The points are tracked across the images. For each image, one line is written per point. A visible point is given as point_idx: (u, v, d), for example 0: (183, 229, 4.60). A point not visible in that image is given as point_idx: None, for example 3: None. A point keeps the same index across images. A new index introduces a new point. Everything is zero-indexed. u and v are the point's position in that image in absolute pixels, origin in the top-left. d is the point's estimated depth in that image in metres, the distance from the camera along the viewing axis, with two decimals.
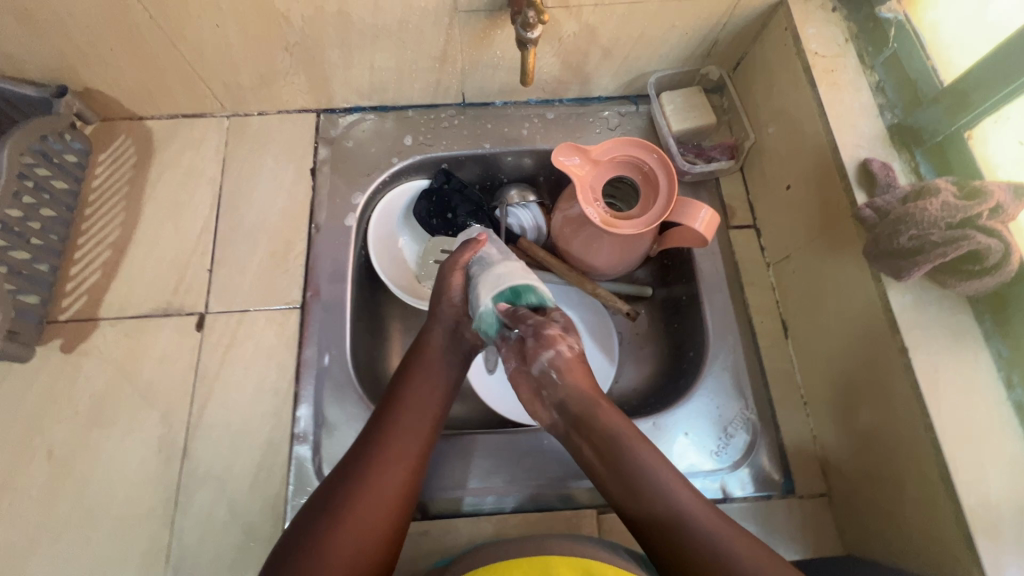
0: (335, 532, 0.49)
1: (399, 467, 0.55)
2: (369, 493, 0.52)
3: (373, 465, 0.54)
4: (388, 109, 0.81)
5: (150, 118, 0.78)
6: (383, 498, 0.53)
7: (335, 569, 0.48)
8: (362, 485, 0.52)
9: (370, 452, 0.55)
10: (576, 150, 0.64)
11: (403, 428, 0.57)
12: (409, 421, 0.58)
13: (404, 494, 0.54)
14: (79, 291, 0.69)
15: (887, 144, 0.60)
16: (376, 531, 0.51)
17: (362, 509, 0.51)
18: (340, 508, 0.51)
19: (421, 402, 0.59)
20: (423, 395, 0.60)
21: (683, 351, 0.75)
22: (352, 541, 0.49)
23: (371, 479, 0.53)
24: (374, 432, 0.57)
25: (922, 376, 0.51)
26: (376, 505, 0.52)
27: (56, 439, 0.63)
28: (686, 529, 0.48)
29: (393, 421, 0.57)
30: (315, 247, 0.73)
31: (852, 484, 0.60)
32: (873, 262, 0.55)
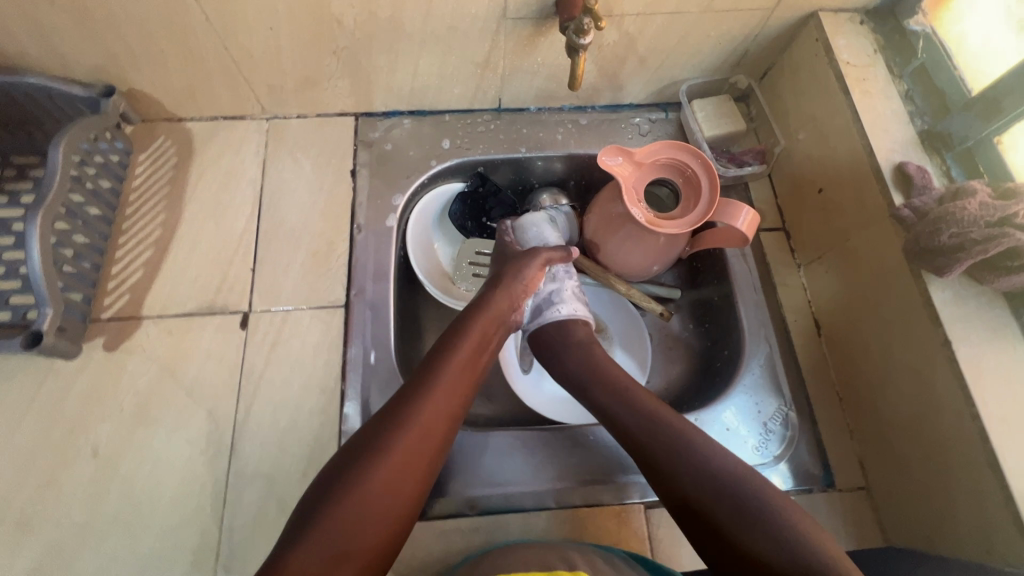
0: (375, 479, 0.50)
1: (438, 426, 0.55)
2: (407, 447, 0.52)
3: (416, 421, 0.54)
4: (425, 113, 0.82)
5: (190, 120, 0.79)
6: (420, 456, 0.53)
7: (364, 504, 0.48)
8: (402, 438, 0.52)
9: (413, 408, 0.54)
10: (620, 151, 0.66)
11: (448, 388, 0.57)
12: (452, 381, 0.58)
13: (438, 453, 0.55)
14: (122, 290, 0.69)
15: (919, 148, 0.63)
16: (411, 487, 0.52)
17: (401, 461, 0.51)
18: (380, 459, 0.51)
19: (464, 364, 0.60)
20: (469, 357, 0.61)
21: (717, 350, 0.77)
22: (387, 491, 0.50)
23: (413, 434, 0.53)
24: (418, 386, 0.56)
25: (967, 368, 0.53)
26: (412, 462, 0.52)
27: (101, 437, 0.62)
28: (739, 497, 0.52)
29: (438, 379, 0.57)
30: (357, 247, 0.74)
31: (892, 477, 0.61)
32: (913, 259, 0.57)
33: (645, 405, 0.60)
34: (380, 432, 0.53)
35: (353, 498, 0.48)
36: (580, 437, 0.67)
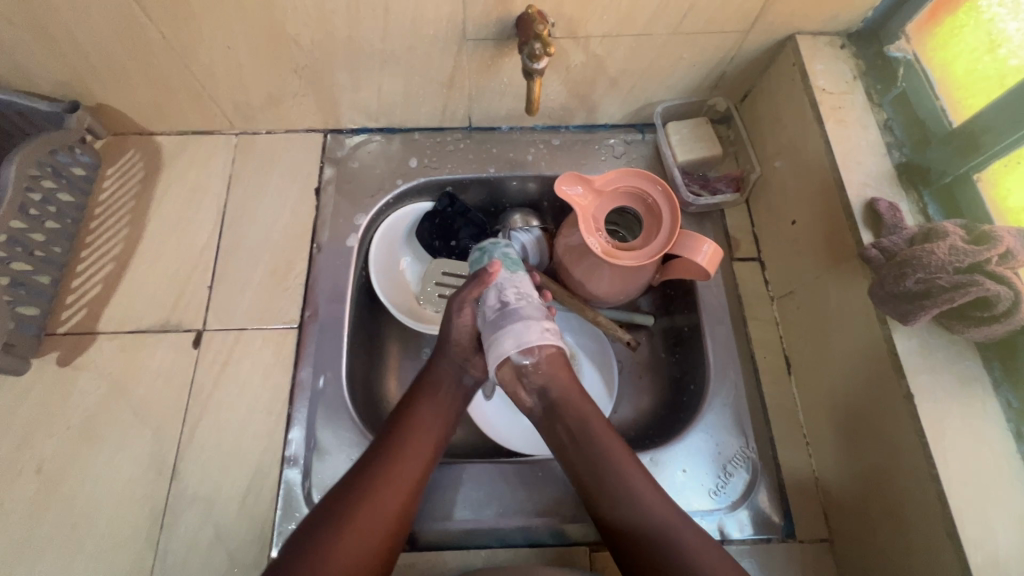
0: (339, 536, 0.50)
1: (404, 476, 0.55)
2: (374, 501, 0.53)
3: (382, 474, 0.55)
4: (394, 130, 0.81)
5: (160, 134, 0.79)
6: (388, 507, 0.54)
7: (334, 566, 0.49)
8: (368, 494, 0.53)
9: (377, 464, 0.55)
10: (578, 179, 0.64)
11: (414, 441, 0.58)
12: (418, 434, 0.58)
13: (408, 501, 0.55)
14: (80, 304, 0.70)
15: (895, 183, 0.59)
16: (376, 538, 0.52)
17: (365, 518, 0.52)
18: (343, 516, 0.52)
19: (432, 415, 0.60)
20: (436, 408, 0.61)
21: (683, 383, 0.73)
22: (354, 544, 0.51)
23: (379, 486, 0.54)
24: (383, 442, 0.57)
25: (927, 426, 0.49)
26: (378, 516, 0.53)
27: (46, 453, 0.62)
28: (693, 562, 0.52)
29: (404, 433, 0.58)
30: (316, 267, 0.73)
31: (855, 534, 0.58)
32: (878, 304, 0.53)
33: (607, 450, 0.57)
34: (345, 490, 0.54)
35: (319, 556, 0.49)
36: (529, 472, 0.64)
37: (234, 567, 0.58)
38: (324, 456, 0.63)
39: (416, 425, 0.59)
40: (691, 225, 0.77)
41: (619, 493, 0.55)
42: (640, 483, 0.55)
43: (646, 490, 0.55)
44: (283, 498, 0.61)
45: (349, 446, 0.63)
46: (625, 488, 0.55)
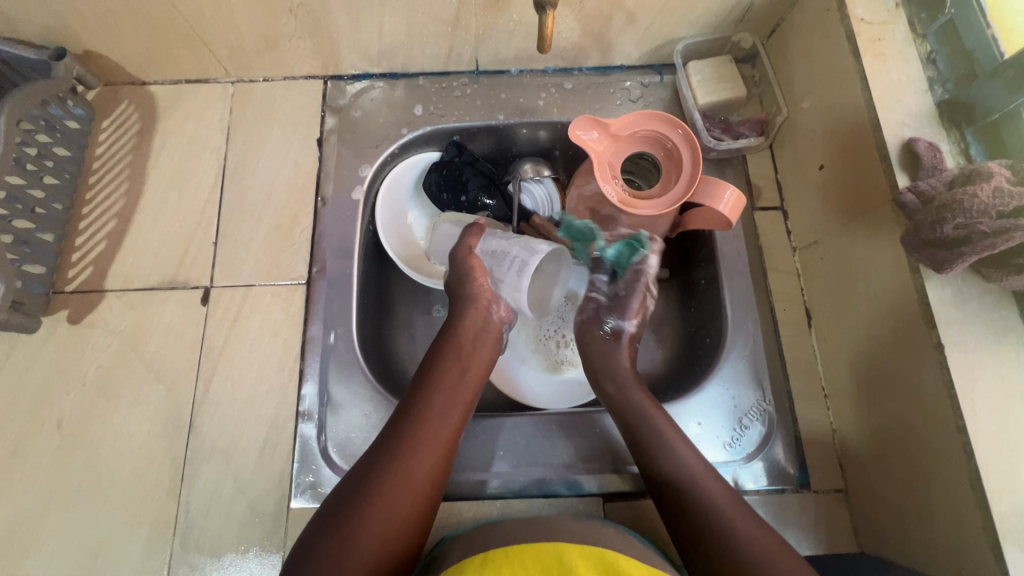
0: (362, 525, 0.48)
1: (428, 453, 0.53)
2: (397, 485, 0.50)
3: (399, 459, 0.52)
4: (398, 76, 0.77)
5: (153, 83, 0.76)
6: (412, 491, 0.51)
7: (364, 542, 0.47)
8: (387, 478, 0.51)
9: (397, 444, 0.53)
10: (594, 123, 0.60)
11: (433, 419, 0.55)
12: (438, 411, 0.56)
13: (434, 484, 0.53)
14: (85, 262, 0.68)
15: (935, 122, 0.55)
16: (404, 520, 0.50)
17: (389, 507, 0.49)
18: (365, 506, 0.49)
19: (450, 390, 0.57)
20: (451, 390, 0.57)
21: (699, 336, 0.72)
22: (380, 523, 0.49)
23: (400, 472, 0.51)
24: (400, 422, 0.55)
25: (958, 377, 0.47)
26: (403, 498, 0.50)
27: (65, 410, 0.63)
28: (710, 523, 0.51)
29: (419, 412, 0.55)
30: (321, 221, 0.70)
31: (874, 485, 0.58)
32: (912, 253, 0.50)
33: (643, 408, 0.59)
34: (366, 472, 0.51)
35: (345, 549, 0.47)
36: (544, 425, 0.64)
37: (255, 517, 0.60)
38: (338, 410, 0.63)
39: (432, 401, 0.56)
40: (711, 171, 0.74)
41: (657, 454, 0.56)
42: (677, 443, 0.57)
43: (669, 433, 0.57)
44: (299, 452, 0.62)
45: (363, 401, 0.63)
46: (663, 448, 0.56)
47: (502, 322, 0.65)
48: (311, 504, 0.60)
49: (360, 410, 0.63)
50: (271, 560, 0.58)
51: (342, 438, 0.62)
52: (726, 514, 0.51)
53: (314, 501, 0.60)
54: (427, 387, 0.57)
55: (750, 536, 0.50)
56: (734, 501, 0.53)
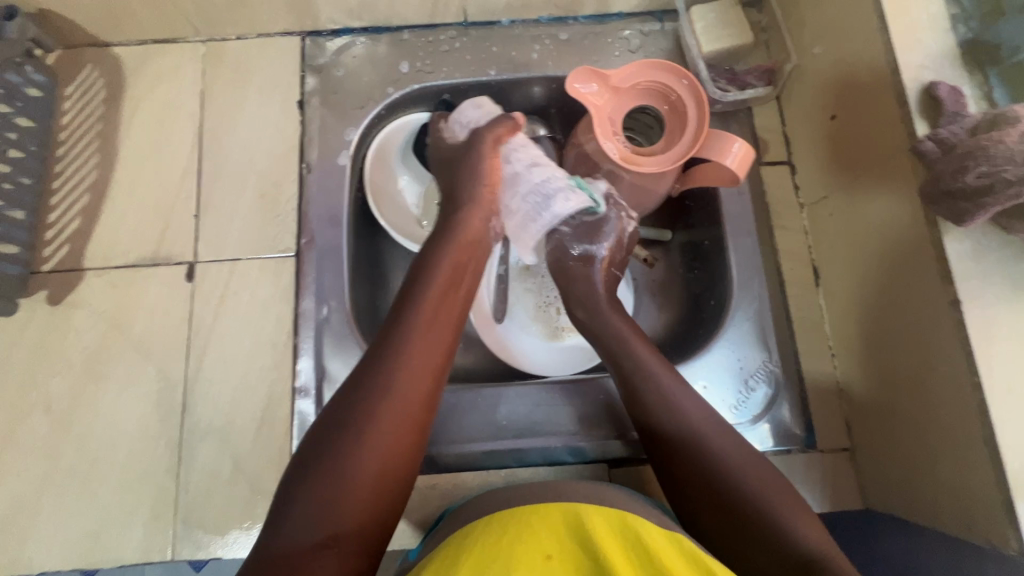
0: (355, 454, 0.45)
1: (422, 378, 0.49)
2: (389, 411, 0.47)
3: (388, 386, 0.48)
4: (381, 31, 0.72)
5: (118, 45, 0.71)
6: (409, 419, 0.48)
7: (363, 473, 0.44)
8: (375, 405, 0.47)
9: (388, 368, 0.48)
10: (594, 75, 0.57)
11: (425, 341, 0.51)
12: (427, 330, 0.51)
13: (427, 407, 0.49)
14: (60, 240, 0.65)
15: (957, 63, 0.50)
16: (402, 449, 0.47)
17: (386, 431, 0.46)
18: (359, 433, 0.45)
19: (439, 310, 0.53)
20: (442, 310, 0.53)
21: (703, 297, 0.70)
22: (378, 453, 0.45)
23: (391, 397, 0.47)
24: (387, 343, 0.50)
25: (974, 334, 0.45)
26: (398, 425, 0.47)
27: (52, 393, 0.61)
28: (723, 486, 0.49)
29: (408, 333, 0.50)
30: (307, 189, 0.67)
31: (880, 442, 0.58)
32: (929, 205, 0.48)
33: (642, 359, 0.56)
34: (358, 395, 0.47)
35: (344, 482, 0.44)
36: (548, 394, 0.63)
37: (257, 495, 0.59)
38: (335, 384, 0.61)
39: (424, 322, 0.52)
40: (716, 125, 0.71)
41: (656, 407, 0.54)
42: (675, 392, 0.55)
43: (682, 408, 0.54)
44: (298, 428, 0.60)
45: None
46: (661, 400, 0.54)
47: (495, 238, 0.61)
48: None
49: None
50: None
51: None
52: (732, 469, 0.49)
53: None
54: (416, 306, 0.52)
55: (760, 494, 0.48)
56: (751, 460, 0.50)
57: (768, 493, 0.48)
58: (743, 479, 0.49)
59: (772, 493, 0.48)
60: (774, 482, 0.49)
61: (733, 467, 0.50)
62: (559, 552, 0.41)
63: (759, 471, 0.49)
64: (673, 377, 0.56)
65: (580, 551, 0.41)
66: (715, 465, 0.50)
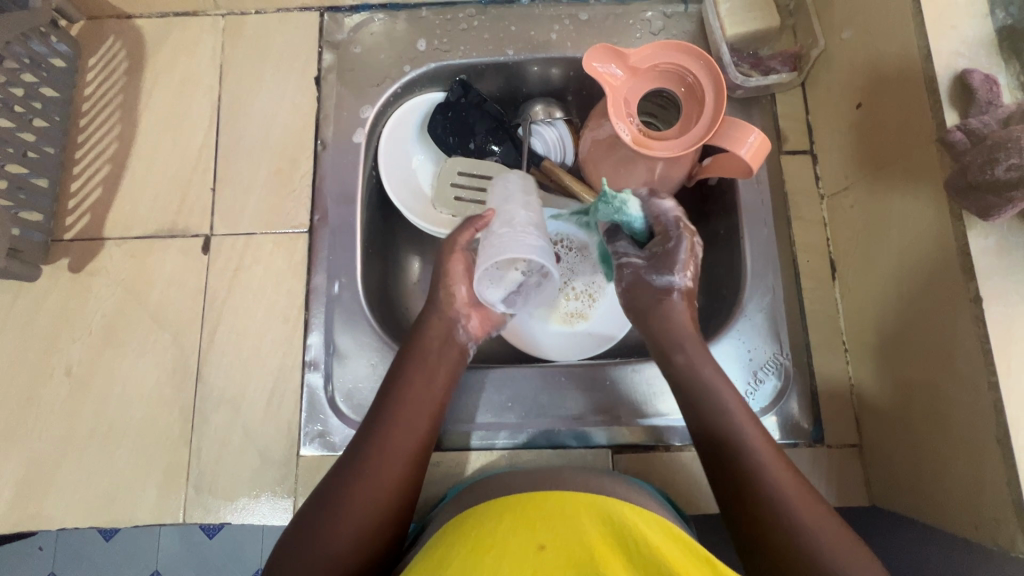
0: (328, 531, 0.48)
1: (393, 461, 0.52)
2: (362, 491, 0.50)
3: (363, 468, 0.51)
4: (399, 7, 0.71)
5: (140, 17, 0.72)
6: (379, 500, 0.50)
7: (335, 548, 0.47)
8: (356, 486, 0.50)
9: (362, 454, 0.52)
10: (612, 55, 0.55)
11: (400, 427, 0.53)
12: (400, 417, 0.54)
13: (400, 491, 0.51)
14: (82, 209, 0.67)
15: (993, 51, 0.48)
16: (373, 527, 0.49)
17: (355, 513, 0.49)
18: (332, 513, 0.49)
19: (416, 396, 0.55)
20: (416, 398, 0.55)
21: (716, 287, 0.69)
22: (347, 533, 0.48)
23: (363, 478, 0.50)
24: (365, 431, 0.54)
25: (994, 333, 0.44)
26: (367, 505, 0.49)
27: (73, 357, 0.63)
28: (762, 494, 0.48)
29: (384, 420, 0.54)
30: (322, 165, 0.67)
31: (889, 440, 0.57)
32: (955, 198, 0.46)
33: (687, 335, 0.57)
34: (335, 478, 0.51)
35: (314, 553, 0.47)
36: (555, 376, 0.63)
37: (266, 463, 0.60)
38: (345, 360, 0.62)
39: (398, 408, 0.54)
40: (737, 112, 0.69)
41: (704, 402, 0.54)
42: (720, 384, 0.55)
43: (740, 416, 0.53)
44: (307, 402, 0.62)
45: (371, 352, 0.62)
46: (708, 398, 0.54)
47: (469, 339, 0.61)
48: (321, 452, 0.60)
49: (366, 361, 0.62)
50: (283, 504, 0.59)
51: (349, 388, 0.61)
52: (778, 490, 0.48)
53: (324, 449, 0.60)
54: (394, 397, 0.55)
55: (802, 515, 0.47)
56: (790, 475, 0.50)
57: (800, 505, 0.47)
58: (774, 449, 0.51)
59: (802, 502, 0.48)
60: (808, 495, 0.48)
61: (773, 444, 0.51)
62: (551, 542, 0.40)
63: (805, 498, 0.48)
64: (720, 374, 0.55)
65: (573, 539, 0.40)
66: (753, 466, 0.50)
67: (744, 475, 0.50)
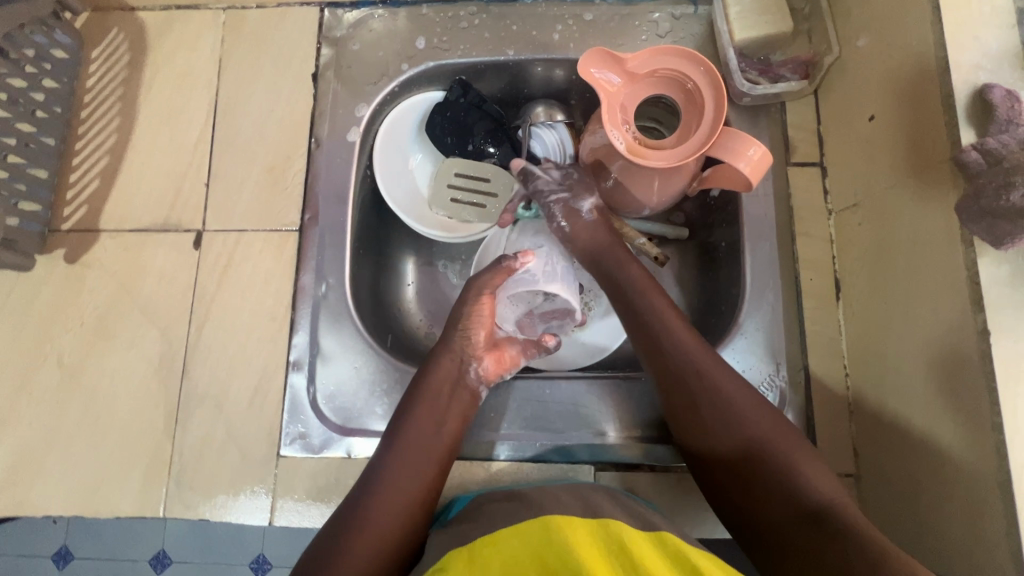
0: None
1: (399, 507, 0.51)
2: (366, 535, 0.49)
3: (369, 513, 0.51)
4: (400, 4, 0.70)
5: (143, 10, 0.72)
6: (384, 547, 0.49)
7: None
8: (358, 534, 0.49)
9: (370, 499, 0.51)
10: (608, 59, 0.53)
11: (409, 473, 0.53)
12: (409, 462, 0.54)
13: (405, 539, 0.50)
14: (79, 201, 0.67)
15: (1019, 65, 0.45)
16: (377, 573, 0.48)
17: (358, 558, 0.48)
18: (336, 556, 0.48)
19: (424, 439, 0.55)
20: (427, 442, 0.55)
21: (714, 303, 0.67)
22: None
23: (369, 523, 0.50)
24: (373, 474, 0.53)
25: (1001, 370, 0.41)
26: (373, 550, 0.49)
27: (65, 347, 0.64)
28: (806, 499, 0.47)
29: (393, 464, 0.54)
30: (315, 164, 0.66)
31: (887, 473, 0.54)
32: (965, 222, 0.43)
33: (685, 353, 0.54)
34: (341, 523, 0.50)
35: None
36: (537, 390, 0.61)
37: (247, 462, 0.60)
38: (327, 361, 0.61)
39: (407, 451, 0.54)
40: (744, 120, 0.66)
41: (710, 410, 0.52)
42: (727, 382, 0.53)
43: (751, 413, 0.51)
44: (289, 402, 0.61)
45: (355, 354, 0.61)
46: (717, 406, 0.52)
47: (480, 382, 0.60)
48: (301, 454, 0.60)
49: (350, 363, 0.61)
50: (261, 505, 0.59)
51: (332, 390, 0.61)
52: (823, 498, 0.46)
53: (304, 451, 0.60)
54: (402, 438, 0.55)
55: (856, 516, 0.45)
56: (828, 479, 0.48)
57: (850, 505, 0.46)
58: (794, 461, 0.49)
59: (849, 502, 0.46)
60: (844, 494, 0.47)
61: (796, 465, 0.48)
62: None
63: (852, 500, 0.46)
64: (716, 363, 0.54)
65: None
66: (786, 470, 0.48)
67: (776, 475, 0.48)
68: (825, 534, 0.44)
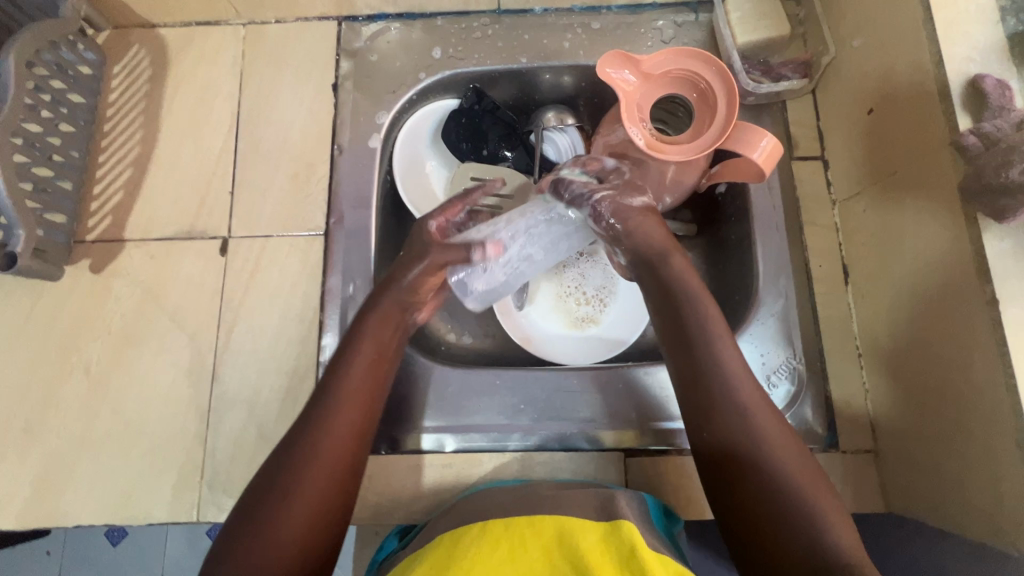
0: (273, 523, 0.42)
1: (338, 448, 0.47)
2: (311, 477, 0.45)
3: (306, 454, 0.46)
4: (415, 17, 0.73)
5: (164, 27, 0.74)
6: (328, 489, 0.45)
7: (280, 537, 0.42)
8: (302, 472, 0.45)
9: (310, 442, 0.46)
10: (626, 61, 0.56)
11: (347, 412, 0.49)
12: (346, 402, 0.49)
13: (348, 478, 0.47)
14: (103, 212, 0.68)
15: (1005, 58, 0.49)
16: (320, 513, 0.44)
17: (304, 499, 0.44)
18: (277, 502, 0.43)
19: (361, 375, 0.51)
20: (367, 375, 0.52)
21: (728, 293, 0.69)
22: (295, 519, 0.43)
23: (312, 465, 0.45)
24: (312, 415, 0.48)
25: (1012, 336, 0.44)
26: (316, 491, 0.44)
27: (92, 355, 0.64)
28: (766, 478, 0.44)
29: (335, 405, 0.49)
30: (338, 170, 0.68)
31: (906, 445, 0.56)
32: (969, 200, 0.47)
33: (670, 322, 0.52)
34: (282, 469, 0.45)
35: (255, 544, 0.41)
36: (566, 380, 0.63)
37: None
38: None
39: (345, 390, 0.50)
40: (748, 118, 0.70)
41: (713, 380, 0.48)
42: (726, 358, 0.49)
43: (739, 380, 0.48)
44: None
45: None
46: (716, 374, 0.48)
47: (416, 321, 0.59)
48: None
49: None
50: None
51: None
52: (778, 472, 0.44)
53: None
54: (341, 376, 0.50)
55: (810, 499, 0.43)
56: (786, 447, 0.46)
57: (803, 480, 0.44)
58: (774, 436, 0.46)
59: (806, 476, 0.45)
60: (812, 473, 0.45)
61: (766, 433, 0.46)
62: None
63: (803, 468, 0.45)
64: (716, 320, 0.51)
65: None
66: (755, 454, 0.45)
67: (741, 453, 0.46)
68: (774, 508, 0.43)
